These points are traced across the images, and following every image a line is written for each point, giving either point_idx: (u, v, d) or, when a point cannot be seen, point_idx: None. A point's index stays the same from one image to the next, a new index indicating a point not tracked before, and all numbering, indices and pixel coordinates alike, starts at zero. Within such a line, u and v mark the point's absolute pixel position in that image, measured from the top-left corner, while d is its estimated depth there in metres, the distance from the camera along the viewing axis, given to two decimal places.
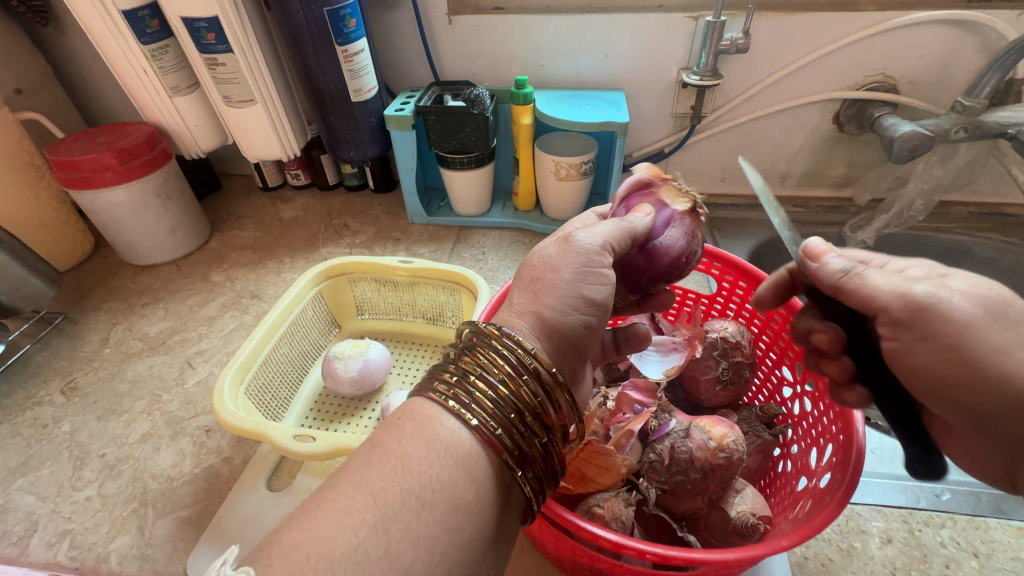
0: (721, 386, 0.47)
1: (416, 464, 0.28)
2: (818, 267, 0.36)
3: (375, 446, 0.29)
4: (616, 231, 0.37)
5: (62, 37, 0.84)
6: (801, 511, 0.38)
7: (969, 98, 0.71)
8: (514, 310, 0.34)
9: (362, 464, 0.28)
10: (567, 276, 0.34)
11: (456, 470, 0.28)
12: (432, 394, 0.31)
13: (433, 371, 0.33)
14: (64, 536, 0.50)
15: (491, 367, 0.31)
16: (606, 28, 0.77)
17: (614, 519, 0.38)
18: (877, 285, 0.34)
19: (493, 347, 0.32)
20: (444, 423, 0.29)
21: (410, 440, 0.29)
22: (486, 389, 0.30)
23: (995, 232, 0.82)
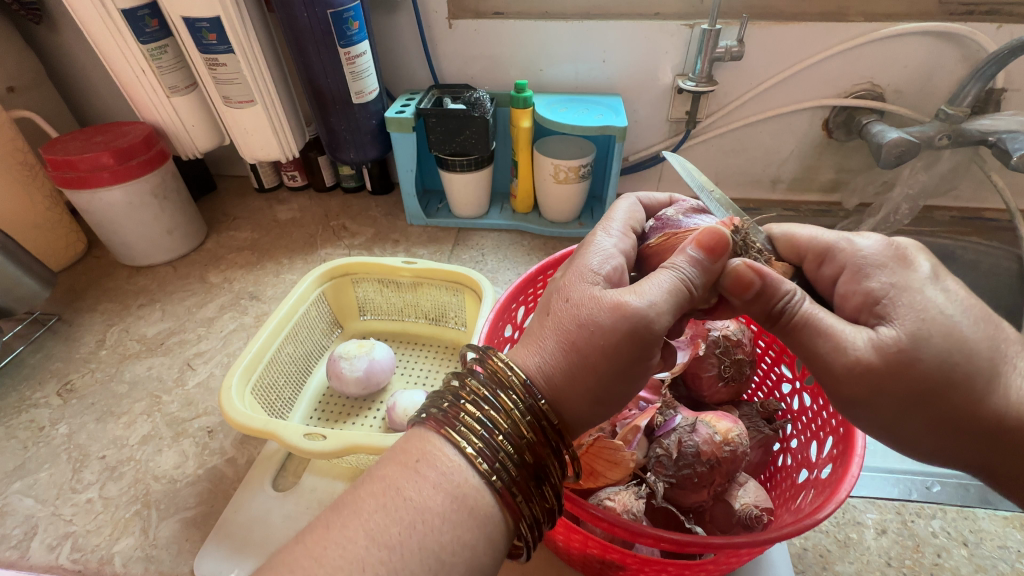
0: (723, 382, 0.48)
1: (437, 521, 0.28)
2: (771, 296, 0.35)
3: (392, 488, 0.29)
4: (673, 298, 0.33)
5: (56, 36, 0.83)
6: (804, 502, 0.39)
7: (952, 107, 0.73)
8: (545, 360, 0.33)
9: (376, 508, 0.28)
10: (615, 366, 0.32)
11: (475, 531, 0.28)
12: (456, 443, 0.30)
13: (449, 406, 0.31)
14: (66, 538, 0.50)
15: (511, 418, 0.31)
16: (604, 35, 0.79)
17: (625, 510, 0.39)
18: (822, 330, 0.33)
19: (518, 403, 0.31)
20: (467, 478, 0.29)
21: (429, 490, 0.29)
22: (502, 441, 0.30)
23: (977, 236, 0.86)
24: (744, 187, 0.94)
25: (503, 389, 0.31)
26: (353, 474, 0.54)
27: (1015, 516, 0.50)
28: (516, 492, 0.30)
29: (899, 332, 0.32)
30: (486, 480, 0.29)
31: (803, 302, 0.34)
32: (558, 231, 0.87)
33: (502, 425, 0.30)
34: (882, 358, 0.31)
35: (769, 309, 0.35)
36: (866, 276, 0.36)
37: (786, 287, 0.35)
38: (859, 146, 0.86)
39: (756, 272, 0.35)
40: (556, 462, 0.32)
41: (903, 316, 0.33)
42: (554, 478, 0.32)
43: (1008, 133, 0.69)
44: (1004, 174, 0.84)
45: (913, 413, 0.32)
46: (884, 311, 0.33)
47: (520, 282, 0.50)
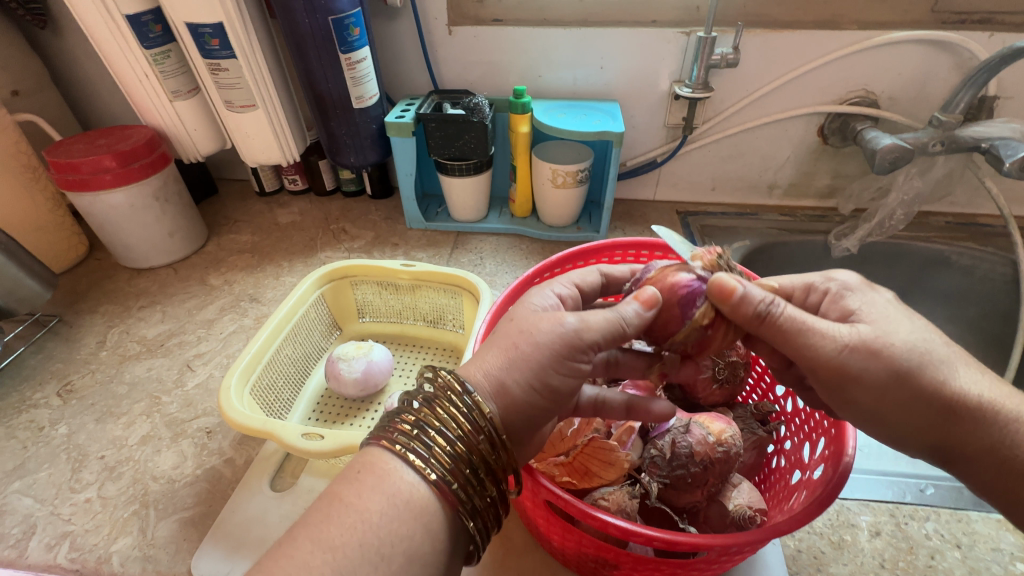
0: (718, 384, 0.49)
1: (375, 520, 0.29)
2: (748, 306, 0.36)
3: (335, 499, 0.30)
4: (609, 325, 0.35)
5: (60, 41, 0.84)
6: (796, 502, 0.39)
7: (945, 113, 0.74)
8: (481, 367, 0.34)
9: (321, 518, 0.29)
10: (545, 364, 0.34)
11: (413, 524, 0.30)
12: (393, 447, 0.32)
13: (394, 421, 0.33)
14: (64, 538, 0.50)
15: (451, 420, 0.32)
16: (601, 41, 0.80)
17: (619, 510, 0.40)
18: (808, 329, 0.35)
19: (453, 401, 0.33)
20: (404, 477, 0.31)
21: (369, 495, 0.30)
22: (441, 443, 0.31)
23: (973, 242, 0.86)
24: (740, 193, 0.95)
25: (443, 397, 0.33)
26: None
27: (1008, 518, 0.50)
28: (457, 490, 0.31)
29: (878, 329, 0.35)
30: (428, 483, 0.31)
31: (787, 305, 0.36)
32: (557, 234, 0.88)
33: (442, 427, 0.32)
34: (866, 350, 0.35)
35: (755, 315, 0.36)
36: (847, 295, 0.39)
37: (768, 294, 0.36)
38: (855, 153, 0.87)
39: (734, 283, 0.36)
40: (497, 458, 0.33)
41: (877, 319, 0.36)
42: (497, 473, 0.33)
43: (1000, 139, 0.70)
44: (997, 180, 0.85)
45: (888, 396, 0.35)
46: (862, 315, 0.37)
47: (517, 284, 0.51)
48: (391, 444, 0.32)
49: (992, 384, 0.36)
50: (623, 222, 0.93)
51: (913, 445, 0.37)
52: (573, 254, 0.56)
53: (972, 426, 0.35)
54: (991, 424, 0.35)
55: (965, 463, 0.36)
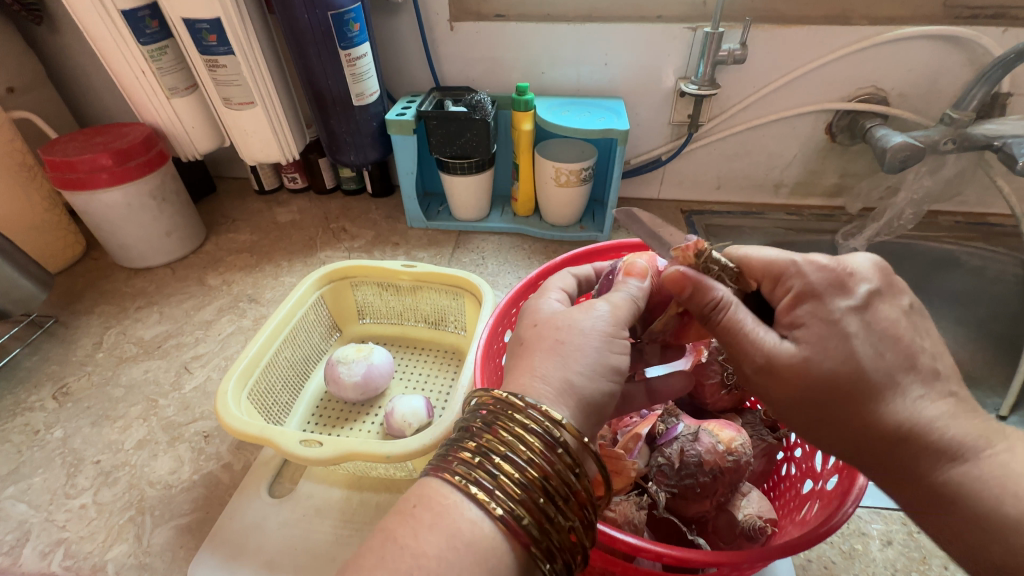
0: (726, 390, 0.48)
1: (434, 564, 0.25)
2: (699, 302, 0.36)
3: (388, 539, 0.27)
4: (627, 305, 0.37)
5: (56, 36, 0.82)
6: (809, 513, 0.38)
7: (957, 111, 0.73)
8: (537, 375, 0.32)
9: (374, 562, 0.26)
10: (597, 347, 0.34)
11: (479, 568, 0.26)
12: (451, 478, 0.29)
13: (451, 453, 0.30)
14: (58, 545, 0.49)
15: (516, 443, 0.29)
16: (606, 37, 0.78)
17: (626, 521, 0.39)
18: (741, 332, 0.35)
19: (516, 420, 0.30)
20: (467, 513, 0.27)
21: (426, 534, 0.27)
22: (507, 470, 0.29)
23: (982, 241, 0.85)
24: (746, 191, 0.93)
25: (505, 417, 0.30)
26: (351, 481, 0.53)
27: None
28: (530, 521, 0.28)
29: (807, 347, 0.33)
30: (496, 516, 0.27)
31: (730, 305, 0.35)
32: (560, 234, 0.86)
33: (507, 451, 0.29)
34: (779, 361, 0.34)
35: (701, 310, 0.36)
36: (808, 301, 0.34)
37: (718, 292, 0.36)
38: (863, 150, 0.86)
39: (686, 279, 0.36)
40: (573, 482, 0.30)
41: (814, 339, 0.33)
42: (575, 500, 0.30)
43: (1014, 137, 0.69)
44: (1008, 179, 0.84)
45: (807, 407, 0.33)
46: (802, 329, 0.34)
47: (521, 286, 0.50)
48: (450, 476, 0.29)
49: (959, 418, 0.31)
50: (627, 222, 0.91)
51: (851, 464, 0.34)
52: (578, 255, 0.54)
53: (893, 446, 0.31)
54: (913, 450, 0.31)
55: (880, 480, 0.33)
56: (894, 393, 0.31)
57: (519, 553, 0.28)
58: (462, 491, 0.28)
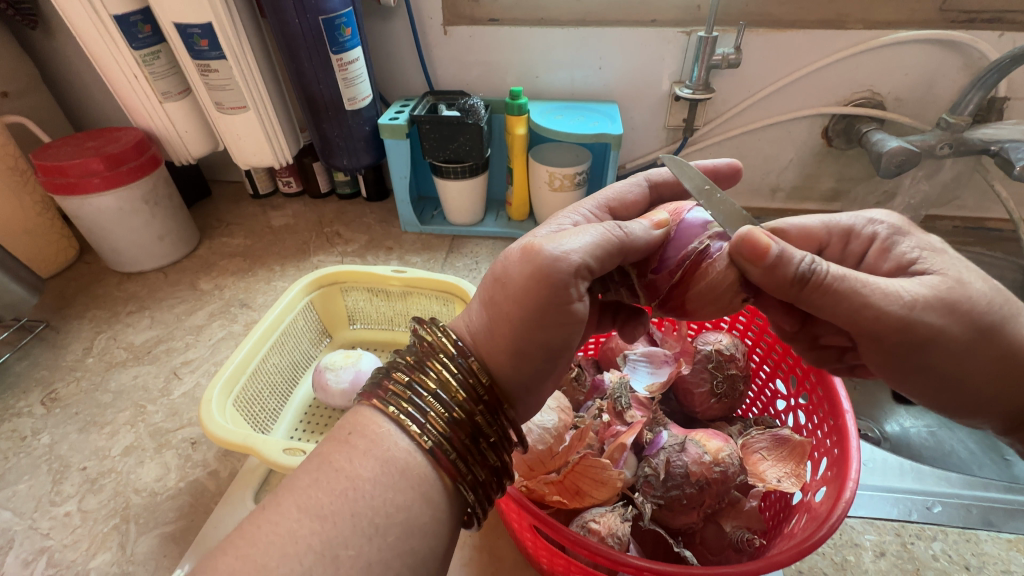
0: (715, 398, 0.48)
1: (368, 487, 0.28)
2: (786, 261, 0.33)
3: (325, 463, 0.29)
4: (599, 244, 0.34)
5: (51, 41, 0.83)
6: (796, 526, 0.38)
7: (953, 116, 0.72)
8: (468, 326, 0.36)
9: (310, 484, 0.29)
10: (529, 309, 0.33)
11: (412, 493, 0.29)
12: (385, 409, 0.31)
13: (384, 382, 0.32)
14: (41, 553, 0.48)
15: (445, 382, 0.32)
16: (600, 42, 0.78)
17: (610, 534, 0.38)
18: (855, 288, 0.32)
19: (446, 363, 0.33)
20: (397, 443, 0.30)
21: (360, 459, 0.29)
22: (434, 405, 0.31)
23: (981, 246, 0.84)
24: (742, 196, 0.93)
25: (436, 357, 0.33)
26: None
27: (1018, 539, 0.48)
28: (455, 456, 0.31)
29: (949, 278, 0.33)
30: (422, 446, 0.30)
31: (826, 264, 0.33)
32: None
33: (436, 388, 0.32)
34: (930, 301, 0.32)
35: (793, 274, 0.33)
36: (895, 245, 0.37)
37: (799, 254, 0.34)
38: (860, 155, 0.85)
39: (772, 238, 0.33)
40: (496, 424, 0.33)
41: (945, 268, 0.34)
42: (497, 442, 0.33)
43: (1010, 142, 0.68)
44: (1007, 184, 0.83)
45: (959, 348, 0.33)
46: (926, 267, 0.35)
47: None
48: (383, 404, 0.31)
49: None
50: None
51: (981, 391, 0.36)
52: None
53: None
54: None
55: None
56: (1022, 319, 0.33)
57: (443, 481, 0.31)
58: (393, 419, 0.31)
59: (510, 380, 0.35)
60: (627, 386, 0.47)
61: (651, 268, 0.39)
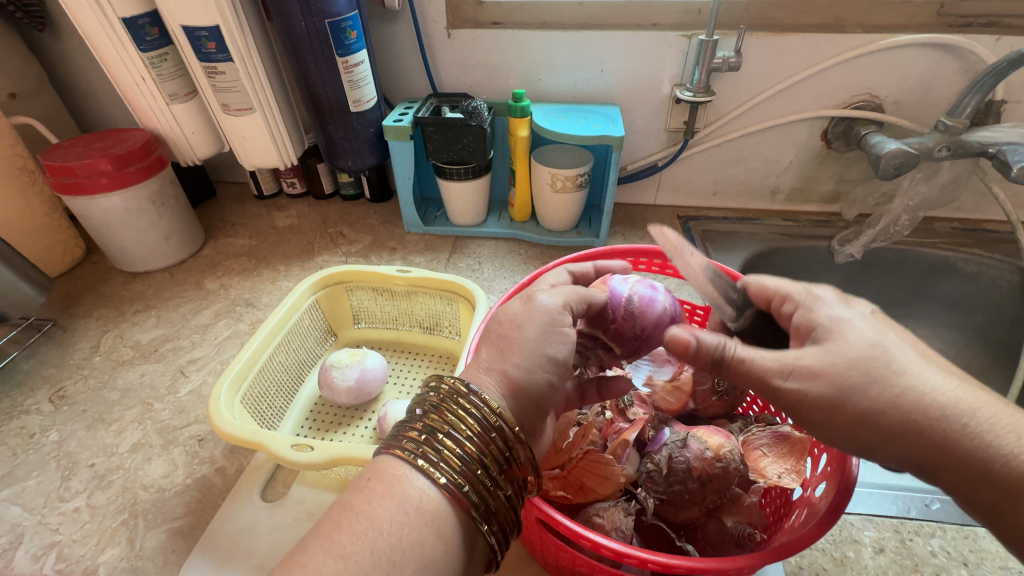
0: (717, 396, 0.48)
1: (386, 525, 0.28)
2: (706, 348, 0.36)
3: (346, 509, 0.29)
4: (570, 291, 0.39)
5: (59, 43, 0.83)
6: (796, 521, 0.38)
7: (952, 118, 0.72)
8: (482, 367, 0.35)
9: (332, 528, 0.28)
10: (532, 338, 0.35)
11: (425, 529, 0.29)
12: (401, 453, 0.31)
13: (399, 428, 0.33)
14: (51, 548, 0.49)
15: (459, 421, 0.32)
16: (602, 45, 0.79)
17: (614, 528, 0.39)
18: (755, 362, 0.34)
19: (459, 402, 0.33)
20: (414, 483, 0.30)
21: (379, 501, 0.29)
22: (449, 445, 0.31)
23: (978, 248, 0.85)
24: (742, 197, 0.94)
25: (447, 399, 0.33)
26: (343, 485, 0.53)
27: None
28: (472, 494, 0.30)
29: (829, 346, 0.34)
30: (439, 485, 0.30)
31: (732, 344, 0.35)
32: (556, 240, 0.87)
33: (451, 428, 0.32)
34: (804, 366, 0.33)
35: (710, 360, 0.36)
36: (815, 309, 0.36)
37: (712, 337, 0.36)
38: (859, 157, 0.86)
39: (691, 334, 0.37)
40: (509, 459, 0.33)
41: (830, 337, 0.34)
42: (507, 478, 0.33)
43: (1008, 145, 0.69)
44: (1004, 186, 0.84)
45: (839, 412, 0.33)
46: (819, 333, 0.35)
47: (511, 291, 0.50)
48: (400, 450, 0.31)
49: (966, 390, 0.32)
50: (624, 228, 0.91)
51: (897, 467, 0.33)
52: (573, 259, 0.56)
53: (945, 441, 0.31)
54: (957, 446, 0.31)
55: (943, 478, 0.31)
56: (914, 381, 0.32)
57: (459, 518, 0.30)
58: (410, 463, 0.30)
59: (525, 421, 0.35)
60: (629, 384, 0.48)
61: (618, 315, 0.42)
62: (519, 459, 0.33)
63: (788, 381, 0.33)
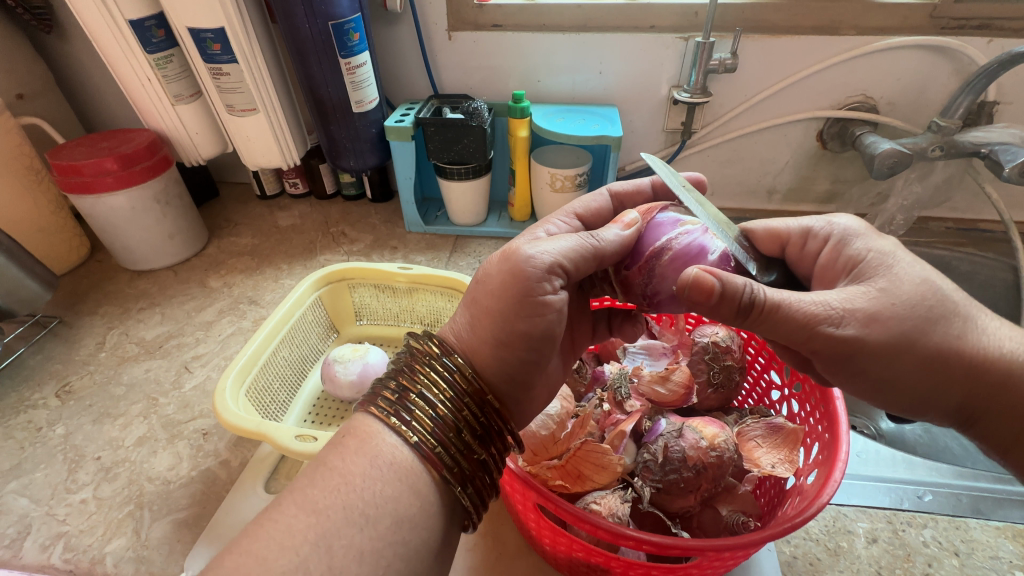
0: (712, 389, 0.49)
1: (359, 481, 0.30)
2: (732, 295, 0.33)
3: (321, 465, 0.31)
4: (573, 248, 0.37)
5: (65, 45, 0.85)
6: (789, 508, 0.39)
7: (944, 120, 0.74)
8: (455, 328, 0.37)
9: (306, 483, 0.30)
10: (504, 308, 0.35)
11: (400, 485, 0.31)
12: (377, 413, 0.33)
13: (376, 387, 0.35)
14: (58, 538, 0.50)
15: (430, 382, 0.33)
16: (600, 47, 0.80)
17: (611, 514, 0.40)
18: (793, 309, 0.33)
19: (433, 365, 0.34)
20: (387, 441, 0.32)
21: (352, 457, 0.31)
22: (419, 405, 0.33)
23: (973, 247, 0.86)
24: (739, 197, 0.95)
25: (417, 362, 0.34)
26: None
27: (1005, 526, 0.50)
28: (442, 453, 0.32)
29: (878, 287, 0.35)
30: (410, 442, 0.32)
31: (764, 290, 0.33)
32: None
33: (422, 389, 0.33)
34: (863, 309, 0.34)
35: (737, 308, 0.33)
36: (850, 245, 0.38)
37: (742, 281, 0.33)
38: (854, 157, 0.87)
39: (714, 276, 0.33)
40: (481, 421, 0.34)
41: (884, 278, 0.35)
42: (480, 440, 0.34)
43: (1000, 145, 0.70)
44: (998, 186, 0.85)
45: (900, 354, 0.34)
46: (867, 270, 0.36)
47: None
48: (375, 410, 0.33)
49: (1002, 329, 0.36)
50: None
51: (937, 405, 0.36)
52: None
53: (994, 380, 0.35)
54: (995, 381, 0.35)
55: (987, 425, 0.36)
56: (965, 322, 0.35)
57: (430, 475, 0.32)
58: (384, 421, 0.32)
59: (506, 382, 0.36)
60: (627, 376, 0.49)
61: (635, 257, 0.39)
62: (495, 421, 0.34)
63: (829, 329, 0.34)
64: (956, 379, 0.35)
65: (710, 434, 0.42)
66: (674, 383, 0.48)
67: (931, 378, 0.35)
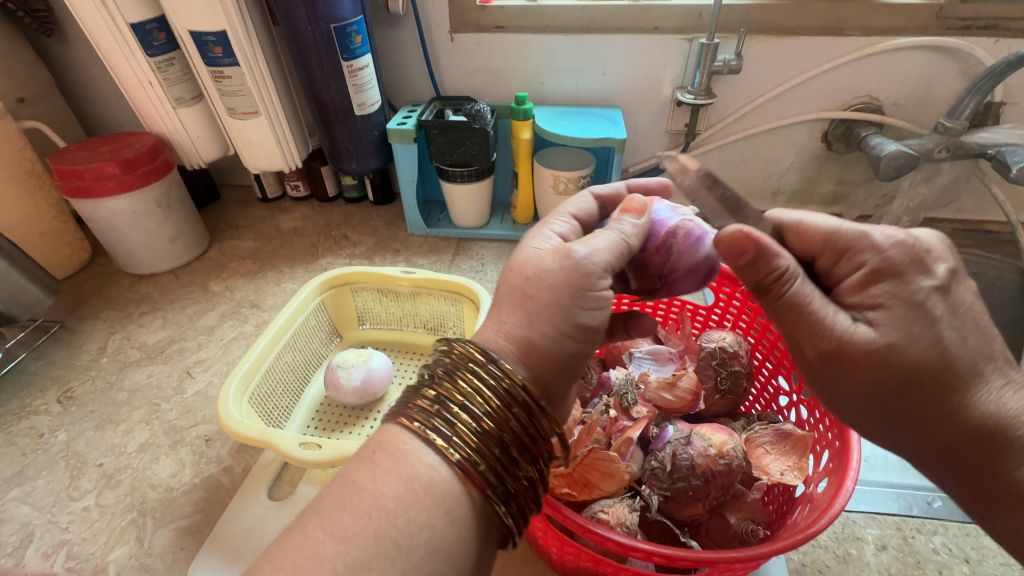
0: (720, 394, 0.49)
1: (391, 506, 0.28)
2: (759, 270, 0.34)
3: (347, 483, 0.29)
4: (616, 247, 0.37)
5: (66, 49, 0.85)
6: (799, 517, 0.39)
7: (950, 120, 0.73)
8: (502, 330, 0.34)
9: (314, 500, 0.29)
10: (561, 306, 0.34)
11: (436, 512, 0.29)
12: (411, 426, 0.31)
13: (410, 399, 0.33)
14: (61, 546, 0.50)
15: (473, 393, 0.32)
16: (604, 48, 0.80)
17: (619, 523, 0.39)
18: (806, 310, 0.34)
19: (476, 372, 0.32)
20: (424, 459, 0.30)
21: (384, 480, 0.29)
22: (460, 418, 0.31)
23: (979, 248, 0.86)
24: (743, 199, 0.94)
25: (460, 369, 0.33)
26: None
27: None
28: (486, 470, 0.30)
29: (886, 337, 0.32)
30: (450, 460, 0.30)
31: (794, 282, 0.34)
32: None
33: (465, 399, 0.32)
34: (854, 345, 0.33)
35: (756, 282, 0.35)
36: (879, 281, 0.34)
37: (778, 264, 0.34)
38: (859, 158, 0.86)
39: (750, 242, 0.33)
40: (527, 434, 0.32)
41: (896, 326, 0.32)
42: (525, 454, 0.32)
43: (1007, 146, 0.69)
44: (1003, 187, 0.85)
45: (879, 398, 0.34)
46: (878, 317, 0.33)
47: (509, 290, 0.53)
48: (411, 423, 0.31)
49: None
50: None
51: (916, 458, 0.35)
52: None
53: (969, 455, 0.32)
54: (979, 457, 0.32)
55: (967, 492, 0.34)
56: (966, 389, 0.32)
57: (472, 495, 0.30)
58: (421, 436, 0.31)
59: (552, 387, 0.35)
60: (632, 382, 0.48)
61: (650, 247, 0.40)
62: (540, 434, 0.33)
63: (814, 348, 0.34)
64: (932, 440, 0.33)
65: (720, 442, 0.42)
66: (681, 389, 0.48)
67: (907, 432, 0.34)
